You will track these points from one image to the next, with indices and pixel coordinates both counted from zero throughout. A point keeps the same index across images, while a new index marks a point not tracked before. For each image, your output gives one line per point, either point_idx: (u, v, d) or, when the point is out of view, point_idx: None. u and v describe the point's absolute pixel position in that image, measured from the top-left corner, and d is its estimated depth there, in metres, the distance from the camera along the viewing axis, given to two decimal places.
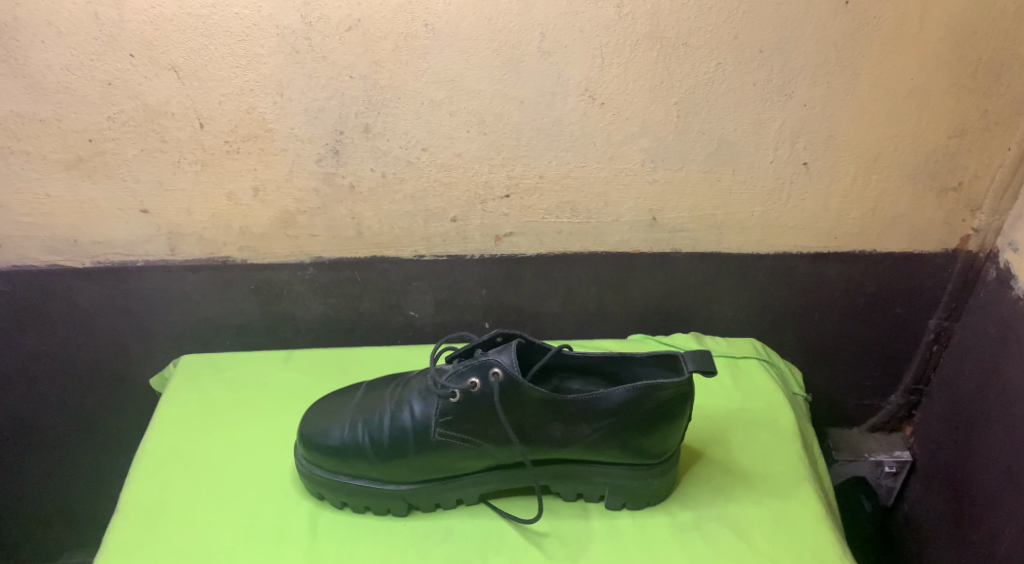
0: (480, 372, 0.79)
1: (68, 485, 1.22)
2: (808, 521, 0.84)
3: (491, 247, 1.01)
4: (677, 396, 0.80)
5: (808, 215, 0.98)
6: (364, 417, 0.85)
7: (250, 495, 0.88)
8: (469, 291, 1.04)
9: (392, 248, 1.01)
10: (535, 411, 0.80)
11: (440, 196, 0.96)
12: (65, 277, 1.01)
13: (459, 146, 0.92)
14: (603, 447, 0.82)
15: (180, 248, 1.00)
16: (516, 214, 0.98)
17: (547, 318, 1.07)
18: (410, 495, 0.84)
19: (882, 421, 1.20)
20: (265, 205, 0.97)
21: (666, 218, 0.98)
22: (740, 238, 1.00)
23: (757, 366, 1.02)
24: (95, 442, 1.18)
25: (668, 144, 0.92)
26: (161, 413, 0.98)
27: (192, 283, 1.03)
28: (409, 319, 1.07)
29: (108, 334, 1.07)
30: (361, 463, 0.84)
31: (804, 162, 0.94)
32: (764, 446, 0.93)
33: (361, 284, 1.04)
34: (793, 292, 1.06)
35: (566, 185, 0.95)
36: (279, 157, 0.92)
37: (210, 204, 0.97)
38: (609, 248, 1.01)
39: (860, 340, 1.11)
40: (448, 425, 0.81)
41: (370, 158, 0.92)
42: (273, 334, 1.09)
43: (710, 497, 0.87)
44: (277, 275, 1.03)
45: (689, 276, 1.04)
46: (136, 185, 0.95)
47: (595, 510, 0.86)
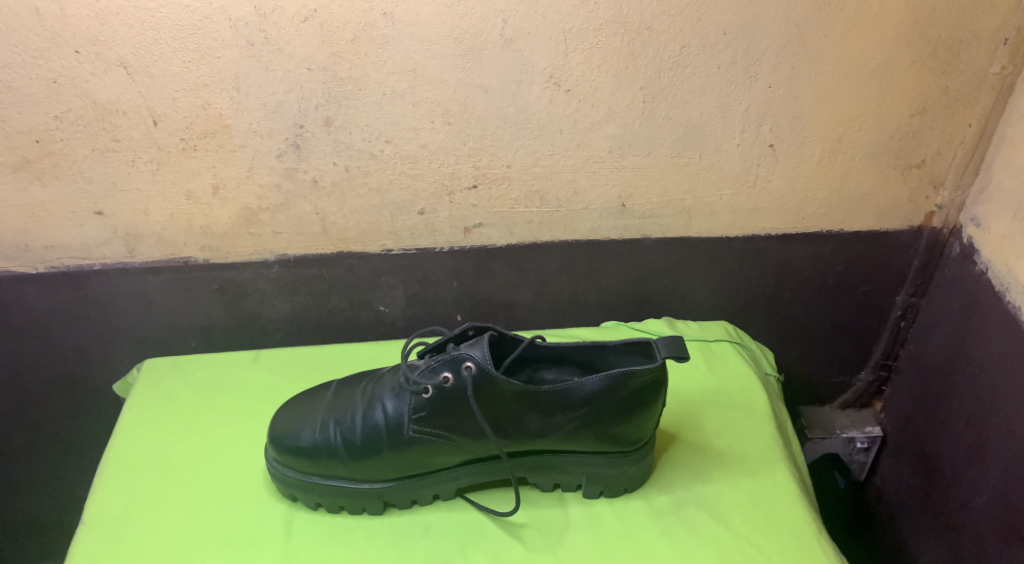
0: (453, 367, 0.78)
1: (35, 497, 1.19)
2: (784, 501, 0.85)
3: (461, 239, 0.99)
4: (652, 383, 0.79)
5: (775, 197, 0.98)
6: (336, 416, 0.83)
7: (221, 501, 0.85)
8: (440, 284, 1.03)
9: (360, 243, 0.99)
10: (510, 404, 0.78)
11: (407, 189, 0.94)
12: (18, 283, 0.98)
13: (424, 137, 0.90)
14: (580, 437, 0.81)
15: (138, 249, 0.98)
16: (484, 205, 0.96)
17: (519, 308, 1.06)
18: (387, 493, 0.83)
19: (853, 398, 1.22)
20: (225, 204, 0.94)
21: (635, 204, 0.97)
22: (709, 223, 1.00)
23: (730, 349, 1.03)
24: (60, 452, 1.15)
25: (635, 129, 0.91)
26: (127, 419, 0.95)
27: (153, 286, 1.00)
28: (379, 314, 1.05)
29: (68, 340, 1.04)
30: (335, 463, 0.82)
31: (770, 144, 0.93)
32: (739, 428, 0.93)
33: (329, 282, 1.02)
34: (762, 274, 1.06)
35: (534, 174, 0.94)
36: (238, 153, 0.90)
37: (168, 204, 0.94)
38: (580, 236, 1.00)
39: (829, 318, 1.12)
40: (422, 421, 0.80)
41: (333, 152, 0.90)
42: (240, 334, 1.06)
43: (687, 482, 0.87)
44: (241, 275, 1.00)
45: (660, 262, 1.03)
46: (89, 187, 0.92)
47: (573, 499, 0.85)
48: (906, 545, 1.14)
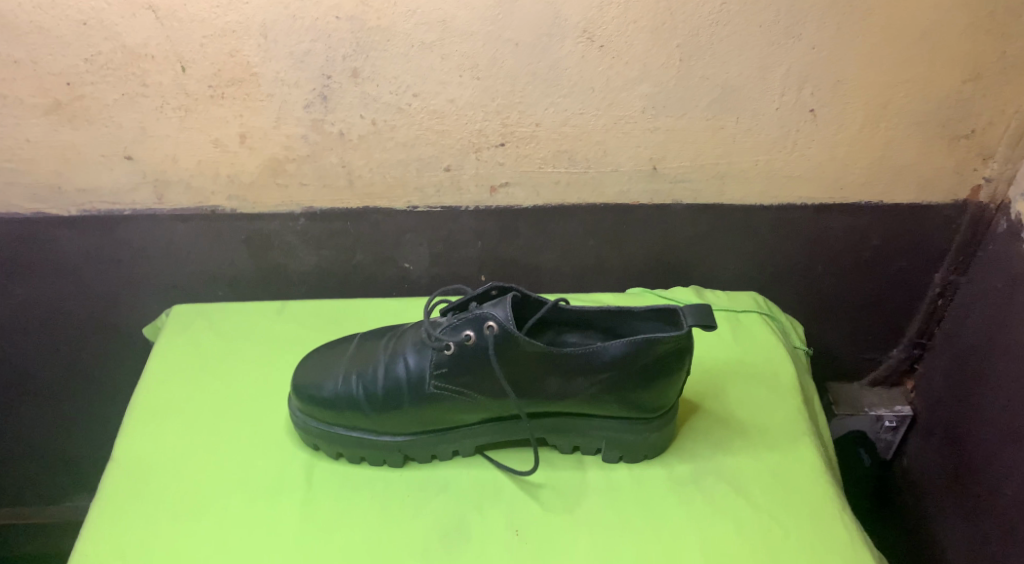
0: (475, 325, 0.77)
1: (68, 435, 1.22)
2: (806, 477, 0.84)
3: (487, 198, 0.98)
4: (676, 350, 0.78)
5: (813, 165, 0.94)
6: (358, 369, 0.83)
7: (243, 447, 0.86)
8: (465, 244, 1.02)
9: (385, 198, 0.98)
10: (531, 365, 0.78)
11: (434, 144, 0.93)
12: (50, 225, 1.00)
13: (452, 92, 0.88)
14: (601, 402, 0.80)
15: (167, 196, 0.98)
16: (511, 163, 0.95)
17: (544, 271, 1.05)
18: (406, 447, 0.83)
19: (883, 375, 1.20)
20: (252, 153, 0.94)
21: (667, 167, 0.95)
22: (743, 189, 0.97)
23: (758, 320, 1.01)
24: (91, 393, 1.18)
25: (670, 90, 0.88)
26: (153, 363, 0.96)
27: (181, 233, 1.01)
28: (404, 271, 1.05)
29: (98, 284, 1.06)
30: (355, 415, 0.82)
31: (810, 109, 0.89)
32: (764, 400, 0.91)
33: (354, 236, 1.01)
34: (795, 245, 1.03)
35: (563, 133, 0.92)
36: (265, 102, 0.89)
37: (196, 151, 0.94)
38: (608, 199, 0.98)
39: (863, 293, 1.09)
40: (443, 378, 0.80)
41: (360, 104, 0.89)
42: (266, 285, 1.07)
43: (708, 451, 0.86)
44: (267, 225, 1.00)
45: (690, 228, 1.01)
46: (119, 131, 0.92)
47: (591, 462, 0.85)
48: (931, 527, 1.11)
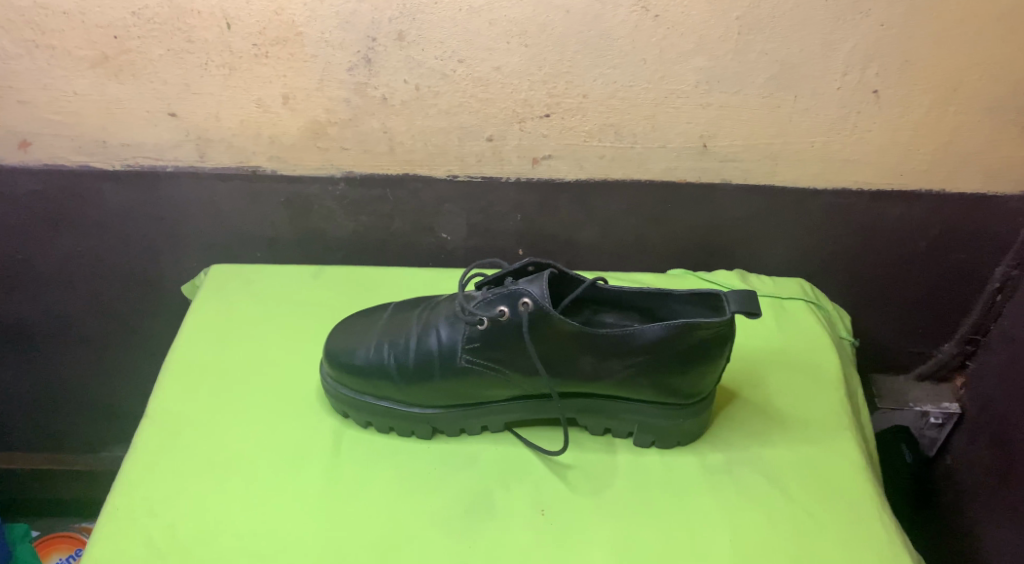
0: (510, 301, 0.75)
1: (107, 386, 1.25)
2: (845, 471, 0.81)
3: (528, 170, 0.96)
4: (717, 336, 0.75)
5: (872, 149, 0.90)
6: (390, 339, 0.82)
7: (273, 410, 0.86)
8: (504, 217, 1.00)
9: (425, 166, 0.96)
10: (565, 344, 0.76)
11: (477, 113, 0.90)
12: (95, 178, 1.00)
13: (498, 59, 0.85)
14: (635, 386, 0.78)
15: (209, 154, 0.98)
16: (556, 135, 0.92)
17: (583, 247, 1.03)
18: (435, 419, 0.82)
19: (931, 369, 1.16)
20: (294, 115, 0.92)
21: (717, 145, 0.91)
22: (797, 172, 0.93)
23: (803, 308, 0.97)
24: (130, 346, 1.19)
25: (725, 64, 0.84)
26: (190, 321, 0.96)
27: (222, 192, 1.01)
28: (441, 241, 1.04)
29: (140, 239, 1.06)
30: (385, 384, 0.81)
31: (874, 90, 0.85)
32: (804, 392, 0.88)
33: (392, 203, 1.00)
34: (847, 232, 0.99)
35: (611, 106, 0.89)
36: (309, 63, 0.87)
37: (239, 110, 0.93)
38: (654, 176, 0.95)
39: (916, 285, 1.05)
40: (475, 353, 0.78)
41: (404, 68, 0.87)
42: (304, 249, 1.06)
43: (744, 441, 0.83)
44: (307, 188, 0.99)
45: (738, 209, 0.97)
46: (164, 87, 0.91)
47: (622, 446, 0.83)
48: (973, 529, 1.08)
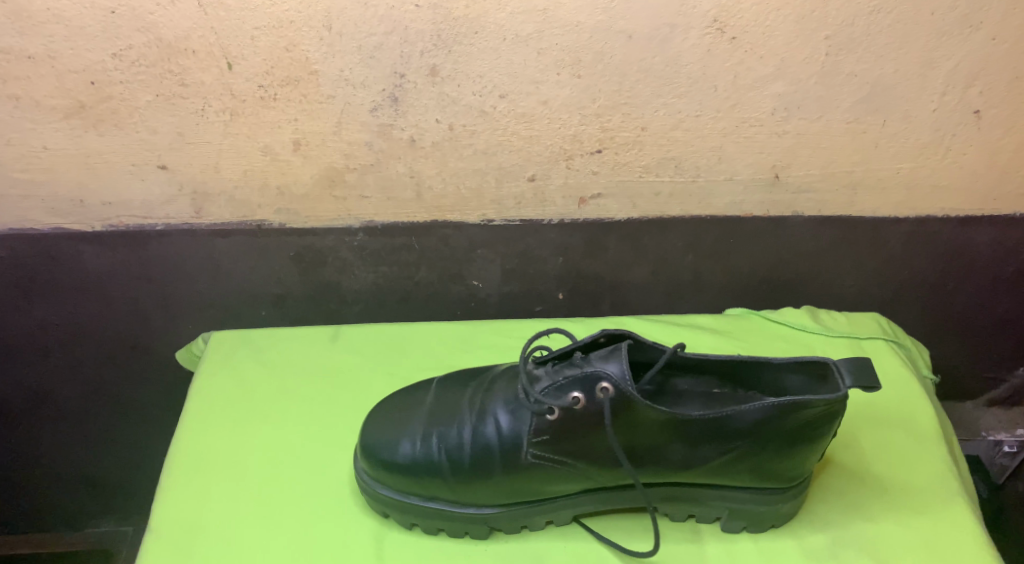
0: (585, 385, 0.65)
1: (92, 460, 1.11)
2: (965, 549, 0.71)
3: (574, 211, 0.84)
4: (827, 415, 0.66)
5: (964, 172, 0.81)
6: (439, 428, 0.71)
7: (302, 511, 0.74)
8: (544, 260, 0.88)
9: (456, 211, 0.84)
10: (652, 432, 0.66)
11: (518, 152, 0.79)
12: (72, 240, 0.86)
13: (547, 92, 0.74)
14: (729, 473, 0.69)
15: (206, 209, 0.85)
16: (607, 172, 0.81)
17: (632, 288, 0.91)
18: (494, 519, 0.71)
19: (1004, 394, 1.07)
20: (307, 161, 0.80)
21: (791, 176, 0.81)
22: (877, 200, 0.83)
23: (884, 349, 0.86)
24: (118, 417, 1.06)
25: (807, 88, 0.74)
26: (194, 402, 0.84)
27: (221, 250, 0.88)
28: (471, 289, 0.91)
29: (127, 303, 0.93)
30: (436, 482, 0.70)
31: (975, 110, 0.76)
32: (903, 453, 0.78)
33: (418, 253, 0.88)
34: (926, 260, 0.90)
35: (672, 138, 0.78)
36: (325, 105, 0.76)
37: (242, 159, 0.80)
38: (717, 211, 0.84)
39: (996, 311, 0.95)
40: (543, 446, 0.67)
41: (436, 107, 0.75)
42: (315, 305, 0.94)
43: (845, 518, 0.73)
44: (321, 241, 0.87)
45: (808, 243, 0.87)
46: (152, 137, 0.78)
47: (709, 532, 0.73)
48: None
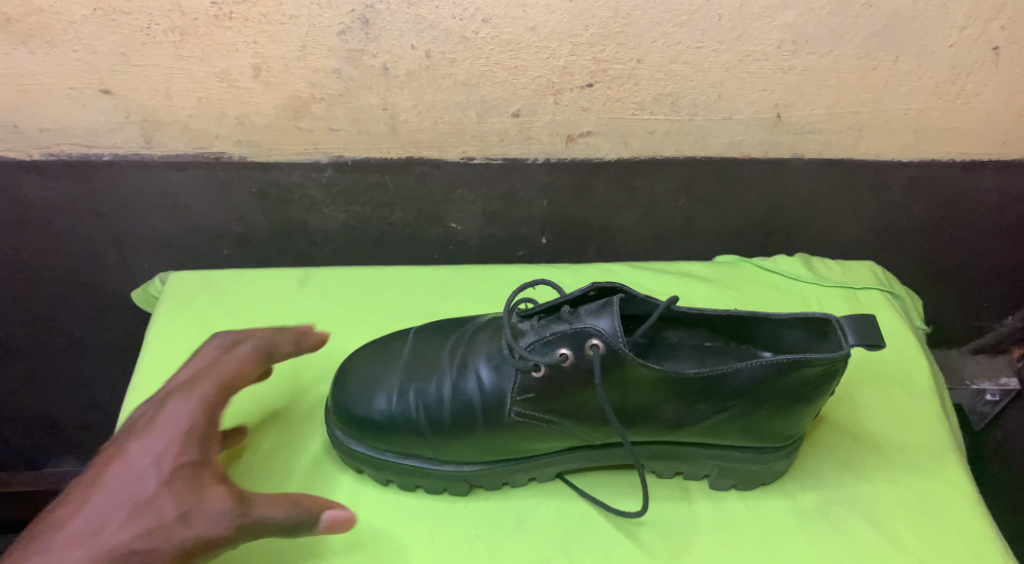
0: (574, 342, 0.61)
1: (44, 404, 1.04)
2: (958, 507, 0.69)
3: (561, 149, 0.78)
4: (826, 374, 0.62)
5: (977, 114, 0.76)
6: (417, 383, 0.66)
7: (269, 465, 0.70)
8: (528, 202, 0.83)
9: (435, 147, 0.78)
10: (644, 391, 0.63)
11: (502, 84, 0.72)
12: (9, 170, 0.79)
13: (535, 17, 0.67)
14: (721, 431, 0.66)
15: (158, 140, 0.77)
16: (599, 108, 0.74)
17: (621, 233, 0.86)
18: (474, 477, 0.67)
19: (990, 343, 1.02)
20: (269, 89, 0.73)
21: (794, 116, 0.75)
22: (883, 143, 0.78)
23: (881, 299, 0.83)
24: (70, 361, 0.99)
25: (819, 20, 0.68)
26: (151, 347, 0.78)
27: (177, 184, 0.81)
28: (450, 232, 0.86)
29: (75, 240, 0.86)
30: (413, 440, 0.66)
31: (995, 47, 0.70)
32: (896, 408, 0.76)
33: (393, 191, 0.82)
34: (927, 207, 0.85)
35: (670, 72, 0.71)
36: (287, 26, 0.68)
37: (196, 85, 0.73)
38: (713, 152, 0.79)
39: (994, 261, 0.92)
40: (528, 404, 0.64)
41: (412, 31, 0.68)
42: (283, 246, 0.87)
43: (836, 474, 0.71)
44: (287, 177, 0.80)
45: (807, 188, 0.82)
46: (92, 57, 0.70)
47: (697, 490, 0.71)
48: None
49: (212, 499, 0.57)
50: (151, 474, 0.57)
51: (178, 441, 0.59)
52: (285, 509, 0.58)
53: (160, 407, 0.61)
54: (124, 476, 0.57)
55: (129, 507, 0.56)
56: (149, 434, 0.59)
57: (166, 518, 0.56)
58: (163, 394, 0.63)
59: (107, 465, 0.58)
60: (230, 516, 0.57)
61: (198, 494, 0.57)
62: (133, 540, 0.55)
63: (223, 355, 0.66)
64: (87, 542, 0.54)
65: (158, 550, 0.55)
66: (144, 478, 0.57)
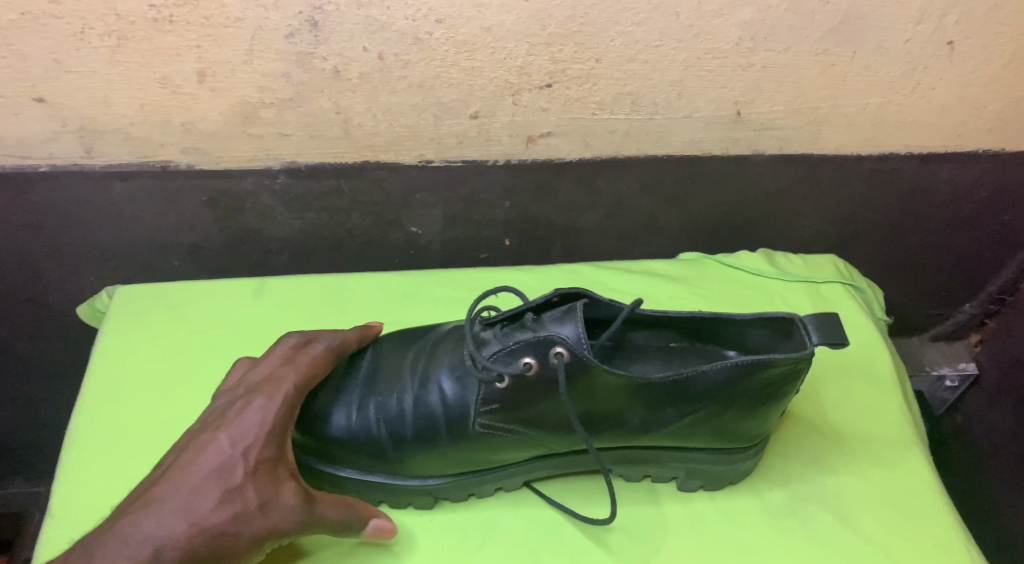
0: (537, 351, 0.60)
1: None
2: (922, 500, 0.70)
3: (521, 151, 0.76)
4: (790, 374, 0.62)
5: (933, 108, 0.76)
6: (377, 397, 0.64)
7: None
8: (489, 204, 0.81)
9: (391, 151, 0.76)
10: (610, 397, 0.62)
11: (458, 86, 0.71)
12: None
13: (490, 17, 0.66)
14: (689, 435, 0.65)
15: (98, 149, 0.74)
16: (558, 108, 0.73)
17: (584, 233, 0.85)
18: (439, 490, 0.66)
19: (949, 330, 1.03)
20: (215, 95, 0.70)
21: (753, 113, 0.75)
22: (842, 137, 0.78)
23: (843, 292, 0.83)
24: (14, 379, 0.95)
25: (776, 16, 0.67)
26: (99, 365, 0.75)
27: (122, 194, 0.77)
28: (411, 236, 0.84)
29: (14, 254, 0.82)
30: (375, 455, 0.64)
31: (950, 41, 0.70)
32: (860, 401, 0.76)
33: (349, 197, 0.79)
34: (886, 200, 0.86)
35: (629, 71, 0.70)
36: (231, 30, 0.65)
37: (137, 92, 0.70)
38: (674, 150, 0.78)
39: (952, 251, 0.93)
40: (492, 415, 0.62)
41: (363, 33, 0.66)
42: (237, 255, 0.85)
43: (803, 471, 0.71)
44: (237, 185, 0.77)
45: (768, 183, 0.82)
46: (24, 65, 0.67)
47: (666, 493, 0.70)
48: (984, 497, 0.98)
49: (286, 494, 0.58)
50: (239, 461, 0.58)
51: (267, 440, 0.59)
52: (343, 510, 0.61)
53: (250, 398, 0.61)
54: (213, 461, 0.57)
55: (218, 490, 0.56)
56: (239, 424, 0.59)
57: (250, 506, 0.57)
58: (251, 385, 0.63)
59: (198, 449, 0.58)
60: (303, 513, 0.59)
61: (276, 488, 0.58)
62: (221, 523, 0.55)
63: (298, 351, 0.65)
64: (177, 518, 0.54)
65: (240, 534, 0.56)
66: (233, 464, 0.57)
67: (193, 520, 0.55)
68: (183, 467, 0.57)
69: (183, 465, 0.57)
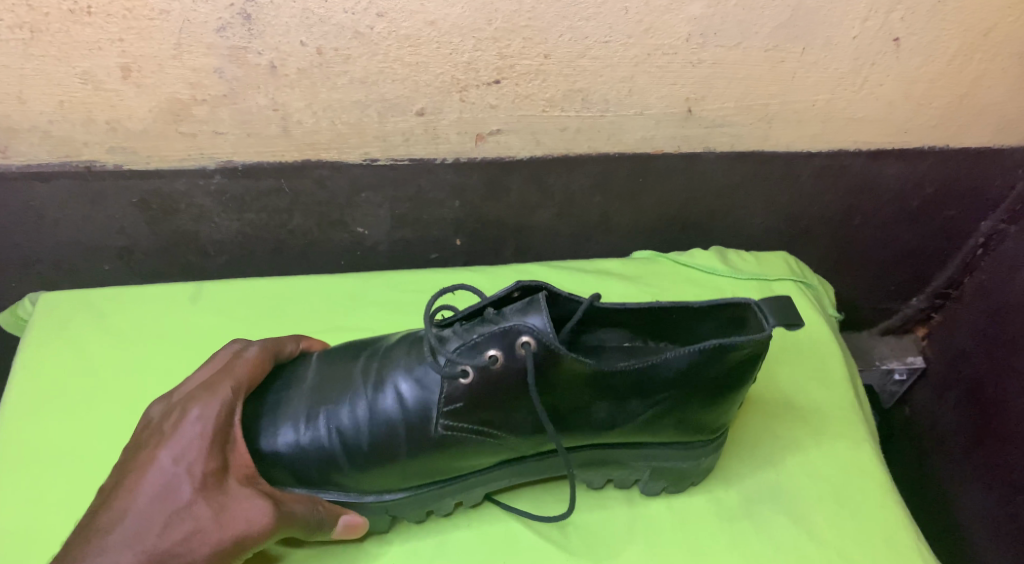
0: (503, 342, 0.58)
1: None
2: (873, 496, 0.69)
3: (470, 149, 0.74)
4: (751, 359, 0.61)
5: (881, 104, 0.76)
6: (327, 408, 0.61)
7: None
8: (438, 203, 0.78)
9: (333, 149, 0.73)
10: (575, 390, 0.60)
11: (402, 81, 0.68)
12: None
13: (433, 10, 0.63)
14: (654, 431, 0.64)
15: (15, 148, 0.69)
16: (507, 105, 0.71)
17: (536, 231, 0.83)
18: (395, 506, 0.63)
19: (898, 324, 1.04)
20: (142, 91, 0.66)
21: (704, 109, 0.74)
22: (792, 133, 0.78)
23: (794, 289, 0.82)
24: None
25: (726, 12, 0.66)
26: (22, 377, 0.71)
27: (43, 196, 0.73)
28: (357, 237, 0.81)
29: None
30: (326, 470, 0.61)
31: (896, 38, 0.70)
32: (813, 399, 0.76)
33: (290, 197, 0.76)
34: (837, 196, 0.86)
35: (578, 68, 0.68)
36: (157, 22, 0.61)
37: (56, 88, 0.65)
38: (626, 148, 0.76)
39: (900, 246, 0.93)
40: (456, 415, 0.60)
41: (299, 25, 0.63)
42: (172, 258, 0.80)
43: (759, 471, 0.71)
44: (170, 185, 0.73)
45: (720, 180, 0.81)
46: None
47: (622, 498, 0.69)
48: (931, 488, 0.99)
49: (240, 499, 0.57)
50: (184, 480, 0.56)
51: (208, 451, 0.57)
52: (309, 507, 0.60)
53: (186, 410, 0.59)
54: (157, 481, 0.56)
55: (165, 512, 0.55)
56: (177, 439, 0.58)
57: (203, 521, 0.55)
58: (185, 397, 0.61)
59: (139, 472, 0.57)
60: (266, 514, 0.57)
61: (228, 498, 0.57)
62: (173, 544, 0.54)
63: (235, 357, 0.64)
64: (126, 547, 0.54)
65: (196, 551, 0.55)
66: (177, 482, 0.56)
67: (142, 545, 0.54)
68: (125, 494, 0.56)
69: (126, 490, 0.56)
